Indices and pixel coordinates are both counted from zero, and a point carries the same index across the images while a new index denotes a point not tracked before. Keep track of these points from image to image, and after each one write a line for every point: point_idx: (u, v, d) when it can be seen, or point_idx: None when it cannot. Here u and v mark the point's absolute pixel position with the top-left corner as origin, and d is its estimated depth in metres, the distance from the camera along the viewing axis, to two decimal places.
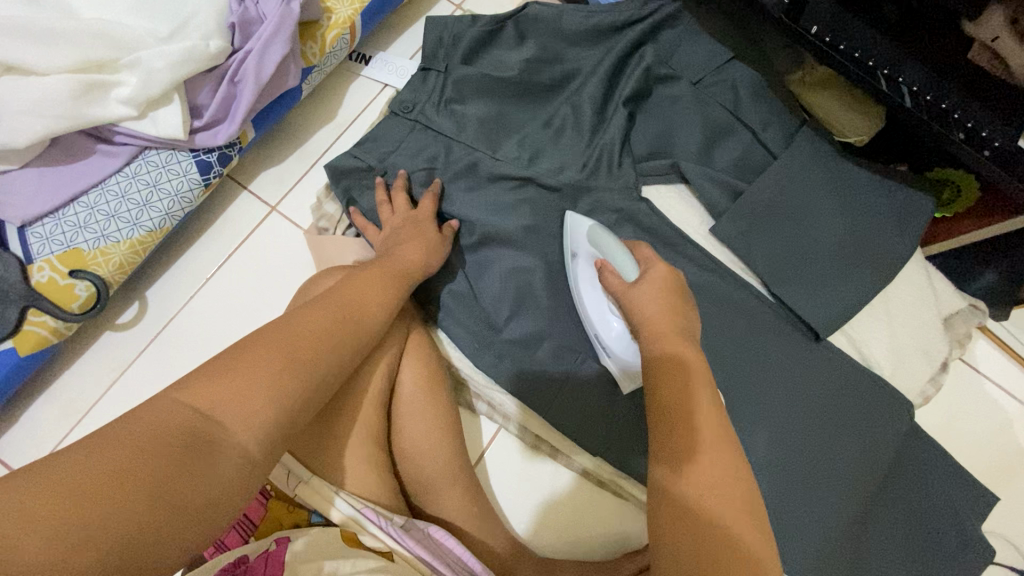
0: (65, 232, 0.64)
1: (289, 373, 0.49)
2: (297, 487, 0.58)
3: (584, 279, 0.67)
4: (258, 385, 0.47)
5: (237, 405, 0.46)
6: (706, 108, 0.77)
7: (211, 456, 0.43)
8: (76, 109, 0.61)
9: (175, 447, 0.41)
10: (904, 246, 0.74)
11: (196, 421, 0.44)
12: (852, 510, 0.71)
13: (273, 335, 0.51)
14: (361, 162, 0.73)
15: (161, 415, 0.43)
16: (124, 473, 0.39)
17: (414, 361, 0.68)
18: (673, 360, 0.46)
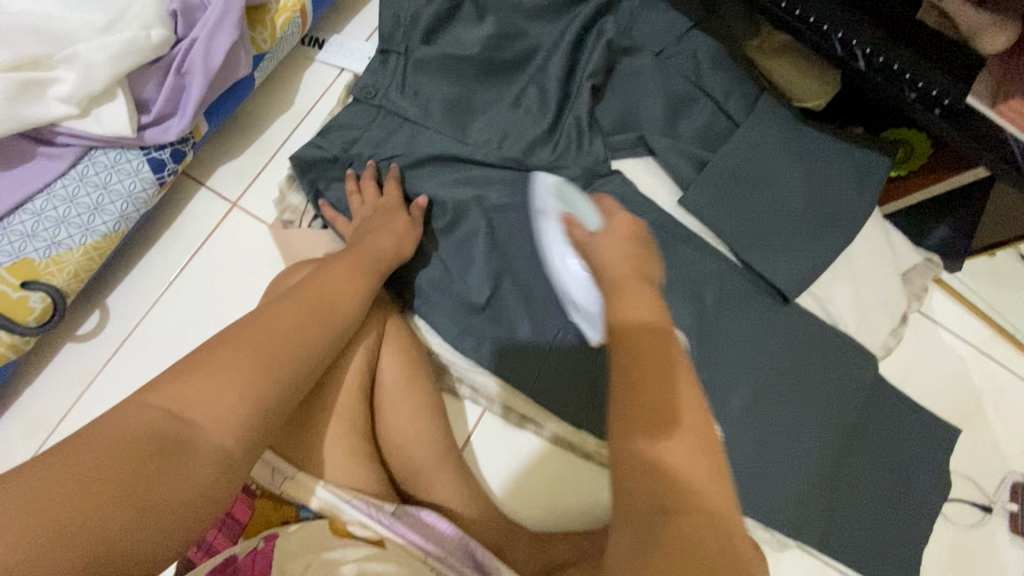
0: (12, 242, 0.61)
1: (267, 373, 0.48)
2: (284, 483, 0.57)
3: (551, 238, 0.61)
4: (231, 384, 0.46)
5: (207, 403, 0.45)
6: (670, 79, 0.77)
7: (184, 453, 0.43)
8: (10, 110, 0.57)
9: (145, 445, 0.41)
10: (863, 206, 0.77)
11: (165, 423, 0.43)
12: (821, 460, 0.75)
13: (246, 336, 0.49)
14: (326, 152, 0.71)
15: (133, 422, 0.42)
16: (92, 476, 0.39)
17: (393, 350, 0.67)
18: (633, 302, 0.45)
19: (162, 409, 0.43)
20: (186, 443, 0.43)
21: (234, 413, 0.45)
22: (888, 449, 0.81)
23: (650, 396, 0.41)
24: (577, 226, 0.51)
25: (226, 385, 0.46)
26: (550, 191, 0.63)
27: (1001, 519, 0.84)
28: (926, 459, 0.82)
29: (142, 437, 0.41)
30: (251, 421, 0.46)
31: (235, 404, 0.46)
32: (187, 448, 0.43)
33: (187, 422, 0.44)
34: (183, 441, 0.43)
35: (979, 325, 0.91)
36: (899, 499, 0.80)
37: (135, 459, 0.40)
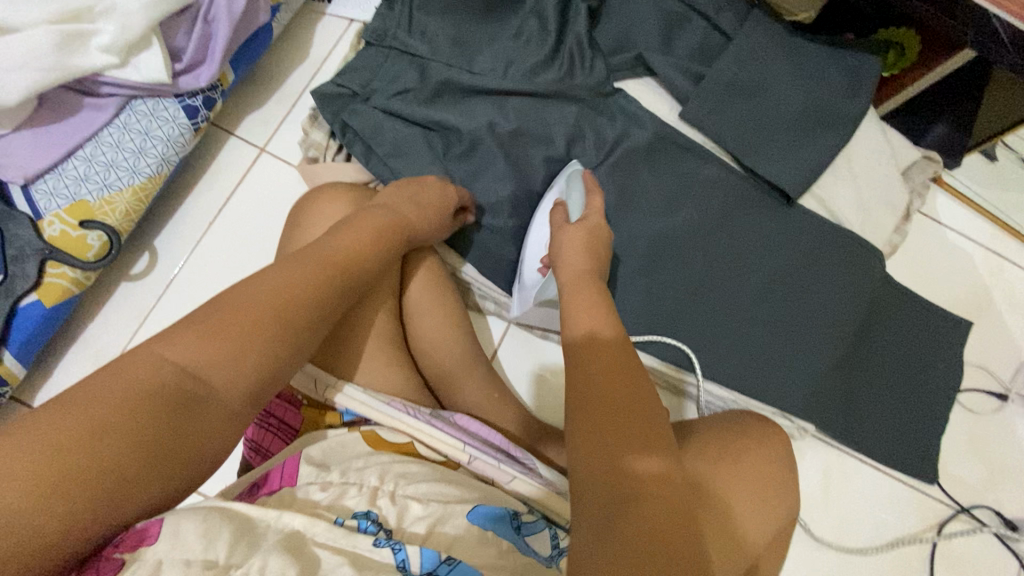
0: (68, 186, 0.67)
1: (316, 271, 0.52)
2: (331, 393, 0.60)
3: (541, 212, 0.73)
4: (248, 344, 0.45)
5: (220, 364, 0.43)
6: (662, 0, 0.81)
7: (196, 410, 0.41)
8: (59, 60, 0.63)
9: (157, 400, 0.40)
10: (859, 105, 0.80)
11: (179, 378, 0.41)
12: (835, 352, 0.78)
13: (264, 299, 0.47)
14: (346, 90, 0.76)
15: (144, 373, 0.41)
16: (102, 424, 0.37)
17: (420, 272, 0.70)
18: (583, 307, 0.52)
19: (177, 364, 0.42)
20: (200, 404, 0.42)
21: (249, 369, 0.44)
22: (901, 341, 0.84)
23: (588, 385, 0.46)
24: (559, 214, 0.65)
25: (242, 349, 0.44)
26: (565, 176, 0.74)
27: (1017, 404, 0.86)
28: (939, 347, 0.84)
29: (155, 391, 0.40)
30: (303, 310, 0.49)
31: (255, 356, 0.45)
32: (198, 411, 0.42)
33: (200, 381, 0.42)
34: (191, 399, 0.41)
35: (982, 223, 0.93)
36: (914, 388, 0.83)
37: (148, 416, 0.39)
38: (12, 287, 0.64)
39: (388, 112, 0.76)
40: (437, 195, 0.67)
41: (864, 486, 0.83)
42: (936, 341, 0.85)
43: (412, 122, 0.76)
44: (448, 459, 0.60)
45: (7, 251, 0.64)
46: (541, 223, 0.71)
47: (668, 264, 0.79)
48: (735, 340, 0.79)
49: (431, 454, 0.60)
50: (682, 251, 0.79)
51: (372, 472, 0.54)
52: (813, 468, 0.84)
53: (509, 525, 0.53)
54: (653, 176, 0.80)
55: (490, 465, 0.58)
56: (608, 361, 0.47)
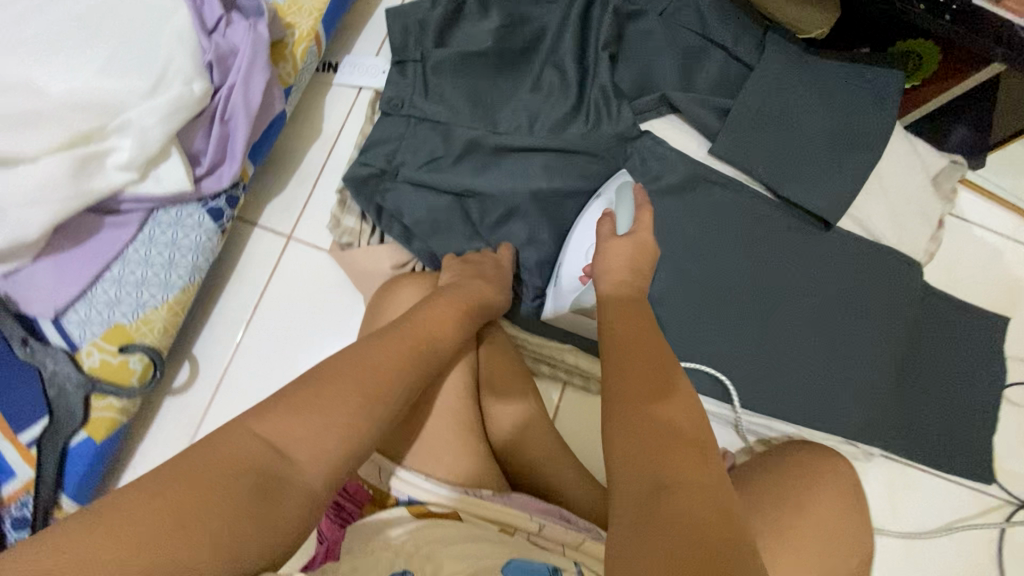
0: (100, 312, 0.64)
1: (406, 351, 0.52)
2: (389, 478, 0.57)
3: (586, 218, 0.71)
4: (333, 426, 0.44)
5: (303, 439, 0.43)
6: (678, 37, 0.80)
7: (281, 486, 0.40)
8: (77, 186, 0.59)
9: (244, 476, 0.39)
10: (887, 121, 0.79)
11: (269, 458, 0.41)
12: (888, 371, 0.79)
13: (357, 381, 0.47)
14: (373, 167, 0.73)
15: (236, 452, 0.40)
16: (195, 498, 0.36)
17: (489, 355, 0.67)
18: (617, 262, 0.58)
19: (265, 438, 0.42)
20: (281, 481, 0.41)
21: (338, 453, 0.44)
22: (946, 347, 0.84)
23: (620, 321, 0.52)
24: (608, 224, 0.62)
25: (326, 423, 0.44)
26: (616, 182, 0.72)
27: None
28: (985, 349, 0.85)
29: (245, 465, 0.40)
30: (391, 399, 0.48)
31: (341, 433, 0.44)
32: (280, 484, 0.40)
33: (285, 457, 0.42)
34: (277, 477, 0.41)
35: (1006, 216, 0.94)
36: (965, 393, 0.84)
37: (237, 491, 0.38)
38: (61, 428, 0.61)
39: (416, 185, 0.73)
40: (497, 271, 0.68)
41: (931, 494, 0.84)
42: (980, 342, 0.85)
43: (447, 192, 0.74)
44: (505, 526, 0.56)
45: (50, 390, 0.62)
46: (588, 228, 0.69)
47: (715, 304, 0.78)
48: (790, 371, 0.79)
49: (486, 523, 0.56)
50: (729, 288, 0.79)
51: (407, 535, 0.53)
52: (877, 481, 0.84)
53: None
54: (691, 217, 0.79)
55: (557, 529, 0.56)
56: (629, 310, 0.53)
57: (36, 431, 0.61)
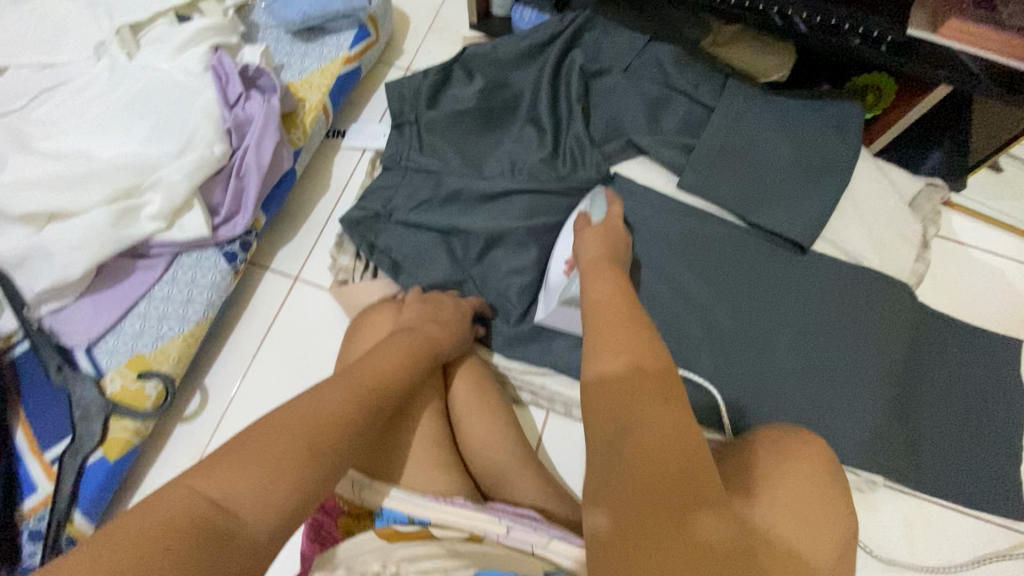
0: (127, 342, 0.73)
1: (357, 393, 0.54)
2: (359, 489, 0.59)
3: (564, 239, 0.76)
4: (280, 476, 0.44)
5: (250, 492, 0.42)
6: (643, 87, 0.88)
7: (225, 540, 0.40)
8: (115, 233, 0.71)
9: (186, 531, 0.38)
10: (850, 150, 0.83)
11: (211, 515, 0.40)
12: (886, 392, 0.76)
13: (297, 421, 0.48)
14: (369, 211, 0.82)
15: (175, 512, 0.39)
16: (128, 572, 0.35)
17: (462, 375, 0.73)
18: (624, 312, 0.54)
19: (207, 496, 0.41)
20: (226, 538, 0.40)
21: (287, 495, 0.44)
22: (954, 370, 0.81)
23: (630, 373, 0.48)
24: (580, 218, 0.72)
25: (273, 473, 0.44)
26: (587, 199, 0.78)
27: None
28: (998, 372, 0.81)
29: (186, 524, 0.39)
30: (343, 433, 0.50)
31: (289, 479, 0.45)
32: (224, 540, 0.40)
33: (226, 511, 0.41)
34: (222, 532, 0.40)
35: (1003, 237, 0.92)
36: (980, 417, 0.79)
37: (176, 553, 0.37)
38: (80, 446, 0.68)
39: (405, 225, 0.82)
40: (454, 309, 0.73)
41: (955, 531, 0.77)
42: (992, 364, 0.82)
43: (434, 230, 0.82)
44: (476, 533, 0.57)
45: (75, 412, 0.69)
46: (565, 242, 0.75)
47: (697, 329, 0.80)
48: (781, 396, 0.77)
49: (455, 529, 0.57)
50: (709, 313, 0.80)
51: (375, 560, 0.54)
52: (893, 517, 0.78)
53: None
54: (670, 245, 0.82)
55: (523, 532, 0.56)
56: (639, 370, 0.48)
57: (60, 450, 0.68)
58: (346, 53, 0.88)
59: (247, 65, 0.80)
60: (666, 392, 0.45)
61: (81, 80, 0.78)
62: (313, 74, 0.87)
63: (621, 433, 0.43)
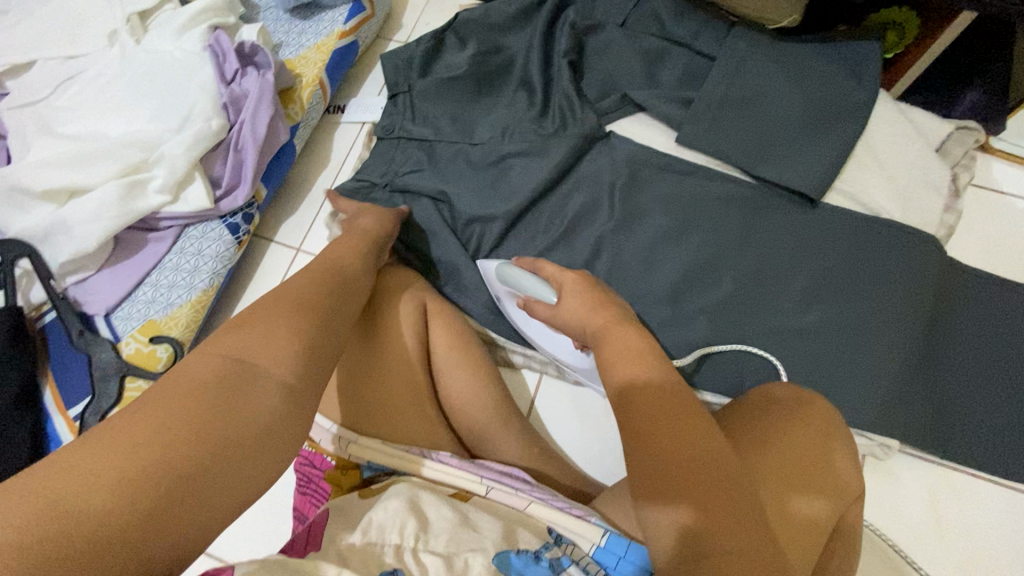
0: (140, 309, 0.77)
1: (323, 280, 0.55)
2: (347, 448, 0.60)
3: (517, 315, 0.75)
4: (278, 329, 0.45)
5: (263, 350, 0.43)
6: (638, 41, 0.84)
7: (250, 382, 0.41)
8: (125, 206, 0.75)
9: (209, 383, 0.39)
10: (865, 90, 0.77)
11: (230, 368, 0.41)
12: (909, 353, 0.70)
13: (274, 301, 0.49)
14: (365, 181, 0.84)
15: (196, 371, 0.40)
16: (173, 415, 0.36)
17: (443, 326, 0.71)
18: (617, 344, 0.52)
19: (220, 355, 0.42)
20: (251, 380, 0.41)
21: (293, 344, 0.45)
22: (988, 328, 0.74)
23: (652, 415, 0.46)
24: (539, 305, 0.63)
25: (275, 334, 0.45)
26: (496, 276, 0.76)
27: None
28: None
29: (207, 378, 0.40)
30: (329, 305, 0.52)
31: (291, 338, 0.45)
32: (247, 381, 0.40)
33: (245, 363, 0.42)
34: (244, 377, 0.41)
35: None
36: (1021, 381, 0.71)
37: (208, 400, 0.38)
38: (100, 404, 0.73)
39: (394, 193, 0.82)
40: None
41: (985, 503, 0.71)
42: None
43: (425, 196, 0.82)
44: (462, 488, 0.57)
45: (95, 374, 0.74)
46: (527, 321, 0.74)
47: (698, 289, 0.75)
48: (789, 358, 0.72)
49: (441, 486, 0.57)
50: (712, 272, 0.75)
51: (394, 527, 0.48)
52: (914, 488, 0.73)
53: (533, 566, 0.47)
54: (671, 203, 0.78)
55: (505, 492, 0.55)
56: (656, 404, 0.47)
57: (82, 407, 0.74)
58: (340, 28, 0.90)
59: (243, 43, 0.83)
60: (694, 421, 0.46)
61: (97, 67, 0.83)
62: (310, 50, 0.89)
63: (678, 481, 0.43)
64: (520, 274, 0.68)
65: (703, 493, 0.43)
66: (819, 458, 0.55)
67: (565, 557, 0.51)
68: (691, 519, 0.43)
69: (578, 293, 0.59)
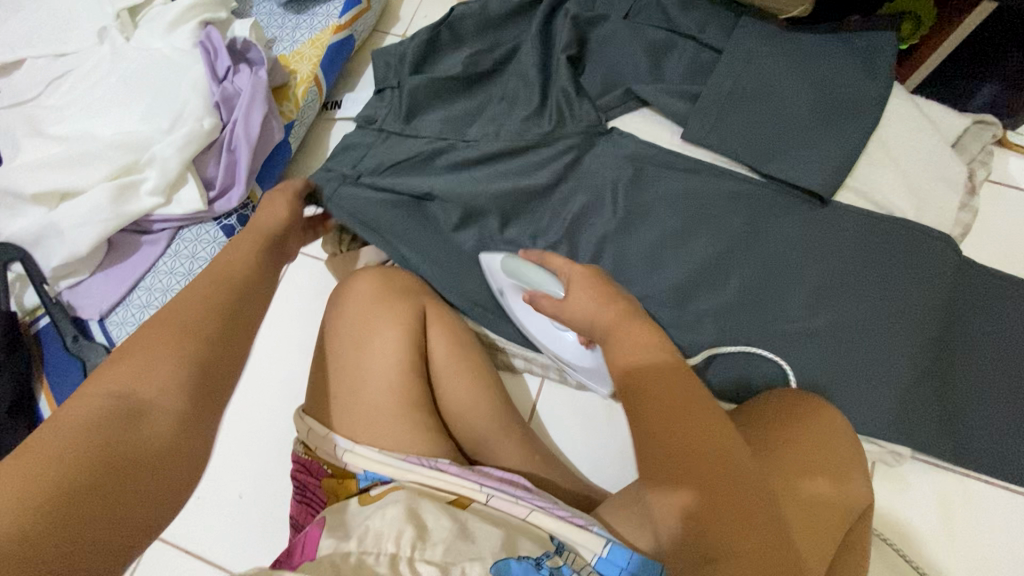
0: (135, 314, 0.76)
1: (217, 291, 0.52)
2: (343, 455, 0.59)
3: (519, 308, 0.73)
4: (162, 351, 0.44)
5: (149, 373, 0.43)
6: (642, 33, 0.82)
7: (144, 404, 0.41)
8: (117, 209, 0.73)
9: (92, 422, 0.39)
10: (878, 83, 0.74)
11: (118, 398, 0.41)
12: (922, 356, 0.68)
13: (154, 321, 0.47)
14: (336, 171, 0.77)
15: (82, 409, 0.39)
16: (69, 449, 0.37)
17: (440, 331, 0.69)
18: (630, 338, 0.51)
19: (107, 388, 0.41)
20: (144, 406, 0.41)
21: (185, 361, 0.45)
22: (1006, 331, 0.71)
23: (660, 404, 0.47)
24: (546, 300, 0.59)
25: (162, 355, 0.44)
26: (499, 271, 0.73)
27: None
28: None
29: (91, 416, 0.39)
30: (217, 314, 0.50)
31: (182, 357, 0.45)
32: (142, 406, 0.41)
33: (133, 390, 0.42)
34: (137, 403, 0.41)
35: None
36: None
37: (93, 438, 0.38)
38: None
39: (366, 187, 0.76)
40: None
41: (997, 510, 0.70)
42: None
43: (412, 196, 0.78)
44: (463, 494, 0.54)
45: None
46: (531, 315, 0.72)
47: (704, 291, 0.73)
48: (797, 362, 0.70)
49: (440, 492, 0.54)
50: (718, 273, 0.73)
51: (390, 537, 0.47)
52: (924, 496, 0.71)
53: (534, 574, 0.46)
54: (677, 202, 0.76)
55: (506, 500, 0.53)
56: (656, 391, 0.48)
57: None
58: (336, 22, 0.88)
59: (236, 39, 0.81)
60: (702, 410, 0.47)
61: (86, 65, 0.81)
62: (304, 45, 0.87)
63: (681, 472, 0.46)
64: (530, 268, 0.66)
65: (708, 475, 0.46)
66: (833, 460, 0.56)
67: (565, 566, 0.49)
68: (693, 498, 0.46)
69: (592, 288, 0.56)
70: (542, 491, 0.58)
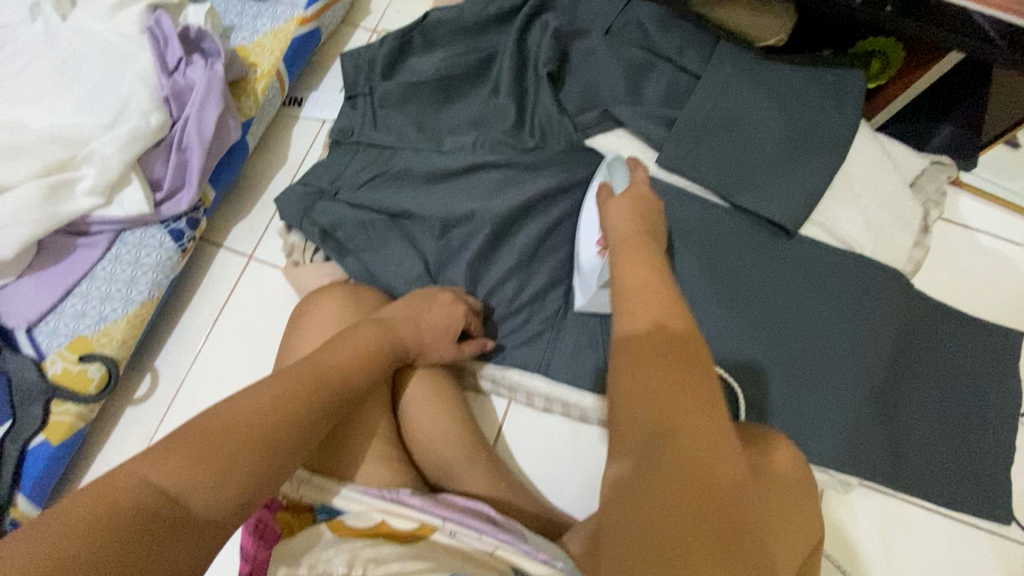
0: (68, 324, 0.70)
1: (325, 395, 0.49)
2: (300, 486, 0.55)
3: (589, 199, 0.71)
4: (236, 466, 0.40)
5: (204, 483, 0.39)
6: (622, 51, 0.80)
7: (183, 523, 0.37)
8: (48, 210, 0.66)
9: (129, 523, 0.35)
10: (846, 120, 0.76)
11: (161, 501, 0.37)
12: (873, 386, 0.71)
13: (243, 418, 0.43)
14: (313, 188, 0.77)
15: (121, 500, 0.36)
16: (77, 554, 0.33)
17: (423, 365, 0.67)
18: (638, 300, 0.47)
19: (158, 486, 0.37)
20: (181, 526, 0.37)
21: (241, 491, 0.40)
22: (950, 363, 0.75)
23: (646, 363, 0.42)
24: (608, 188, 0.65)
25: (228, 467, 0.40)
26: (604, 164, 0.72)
27: None
28: (1000, 367, 0.75)
29: (129, 514, 0.35)
30: (308, 428, 0.46)
31: (250, 468, 0.41)
32: (176, 529, 0.37)
33: (181, 499, 0.38)
34: (176, 520, 0.37)
35: (1016, 222, 0.84)
36: (973, 416, 0.73)
37: (115, 545, 0.34)
38: (22, 430, 0.66)
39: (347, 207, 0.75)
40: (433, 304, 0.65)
41: (928, 532, 0.75)
42: (995, 357, 0.75)
43: (381, 212, 0.76)
44: (424, 523, 0.52)
45: (15, 396, 0.67)
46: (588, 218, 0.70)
47: None
48: (758, 391, 0.71)
49: (397, 521, 0.52)
50: (688, 299, 0.73)
51: (342, 559, 0.47)
52: (868, 520, 0.75)
53: None
54: None
55: (468, 536, 0.51)
56: (643, 351, 0.43)
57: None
58: (301, 13, 0.82)
59: (188, 27, 0.75)
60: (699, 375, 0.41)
61: (14, 43, 0.72)
62: (265, 36, 0.81)
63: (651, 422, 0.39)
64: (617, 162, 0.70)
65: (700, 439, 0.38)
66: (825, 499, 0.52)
67: None
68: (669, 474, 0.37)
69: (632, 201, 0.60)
70: (505, 521, 0.56)
